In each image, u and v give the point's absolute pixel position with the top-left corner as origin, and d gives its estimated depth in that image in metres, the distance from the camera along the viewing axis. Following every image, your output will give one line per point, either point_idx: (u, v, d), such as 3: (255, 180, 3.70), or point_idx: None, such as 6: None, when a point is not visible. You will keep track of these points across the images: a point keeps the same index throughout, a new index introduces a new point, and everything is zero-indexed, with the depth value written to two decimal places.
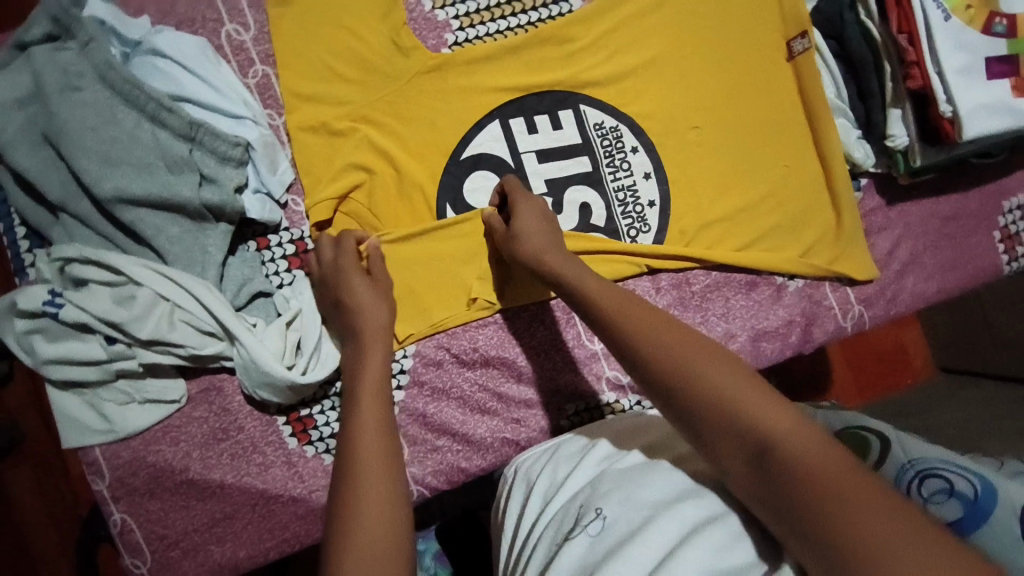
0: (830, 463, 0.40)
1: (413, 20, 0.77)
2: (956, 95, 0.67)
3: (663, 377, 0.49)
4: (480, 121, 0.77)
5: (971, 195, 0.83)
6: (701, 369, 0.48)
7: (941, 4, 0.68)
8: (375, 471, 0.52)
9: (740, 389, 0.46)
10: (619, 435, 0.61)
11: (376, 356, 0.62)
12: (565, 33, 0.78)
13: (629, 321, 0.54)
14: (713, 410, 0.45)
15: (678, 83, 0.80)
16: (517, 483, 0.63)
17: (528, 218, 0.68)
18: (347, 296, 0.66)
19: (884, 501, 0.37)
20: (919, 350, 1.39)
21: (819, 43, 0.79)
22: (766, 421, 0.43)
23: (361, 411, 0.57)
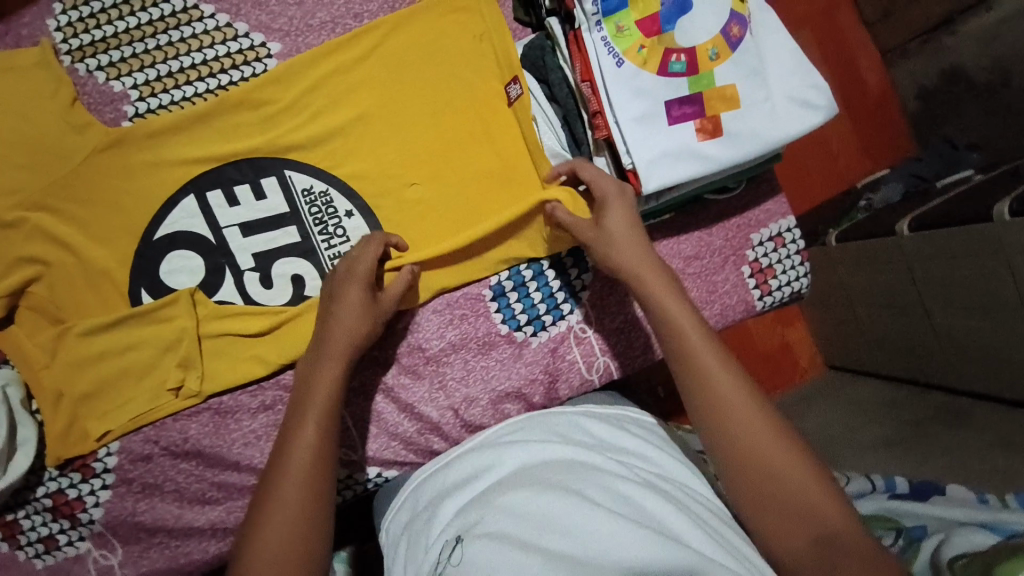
0: (820, 495, 0.50)
1: (86, 93, 0.72)
2: (632, 147, 0.63)
3: (714, 410, 0.56)
4: (171, 198, 0.72)
5: (715, 231, 0.80)
6: (748, 412, 0.55)
7: (613, 48, 0.62)
8: (298, 490, 0.57)
9: (774, 428, 0.54)
10: (507, 430, 0.66)
11: (335, 370, 0.65)
12: (257, 95, 0.72)
13: (701, 373, 0.58)
14: (758, 444, 0.53)
15: (390, 139, 0.75)
16: (404, 506, 0.66)
17: (618, 226, 0.65)
18: (336, 305, 0.67)
19: (846, 531, 0.48)
20: (803, 348, 1.39)
21: (532, 87, 0.76)
22: (771, 445, 0.53)
23: (303, 426, 0.61)
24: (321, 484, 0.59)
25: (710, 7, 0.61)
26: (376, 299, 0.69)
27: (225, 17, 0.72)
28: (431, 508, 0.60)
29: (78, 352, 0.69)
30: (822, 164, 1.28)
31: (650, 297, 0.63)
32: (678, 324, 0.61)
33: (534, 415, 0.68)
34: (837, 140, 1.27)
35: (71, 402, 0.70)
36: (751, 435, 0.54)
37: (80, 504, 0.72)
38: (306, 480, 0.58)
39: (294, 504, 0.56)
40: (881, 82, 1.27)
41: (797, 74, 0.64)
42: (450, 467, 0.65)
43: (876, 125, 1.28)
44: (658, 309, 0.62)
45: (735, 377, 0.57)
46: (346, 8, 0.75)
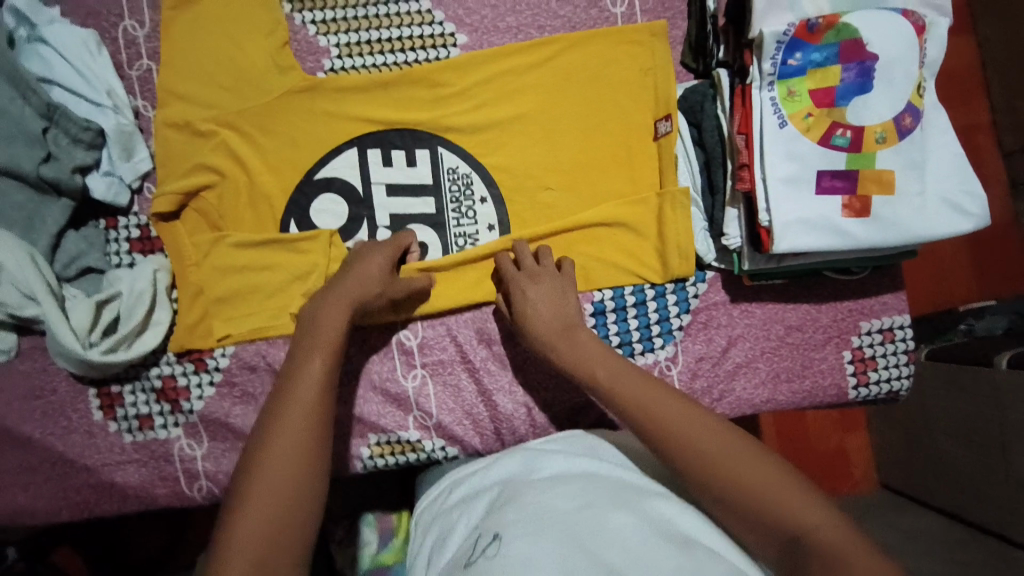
0: (789, 496, 0.50)
1: (296, 41, 0.81)
2: (773, 205, 0.65)
3: (664, 435, 0.57)
4: (338, 146, 0.80)
5: (824, 307, 0.80)
6: (681, 418, 0.57)
7: (780, 110, 0.65)
8: (296, 425, 0.58)
9: (723, 436, 0.56)
10: (551, 444, 0.69)
11: (339, 317, 0.66)
12: (436, 77, 0.80)
13: (655, 408, 0.58)
14: (714, 455, 0.54)
15: (540, 144, 0.81)
16: (446, 485, 0.70)
17: (540, 297, 0.71)
18: (356, 264, 0.71)
19: (818, 530, 0.48)
20: (861, 458, 1.35)
21: (681, 128, 0.80)
22: (727, 457, 0.54)
23: (308, 361, 0.63)
24: (321, 419, 0.60)
25: (888, 93, 0.62)
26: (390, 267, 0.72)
27: (428, 3, 0.81)
28: (470, 501, 0.62)
29: (226, 259, 0.78)
30: (923, 276, 1.25)
31: (571, 347, 0.67)
32: (594, 371, 0.64)
33: (580, 435, 0.71)
34: (946, 256, 1.24)
35: (207, 300, 0.79)
36: (694, 444, 0.55)
37: (186, 392, 0.80)
38: (308, 413, 0.59)
39: (296, 434, 0.57)
40: (1004, 213, 1.24)
41: (960, 176, 0.64)
42: (492, 461, 0.68)
43: (991, 253, 1.24)
44: (575, 357, 0.66)
45: (663, 394, 0.60)
46: (532, 19, 0.82)
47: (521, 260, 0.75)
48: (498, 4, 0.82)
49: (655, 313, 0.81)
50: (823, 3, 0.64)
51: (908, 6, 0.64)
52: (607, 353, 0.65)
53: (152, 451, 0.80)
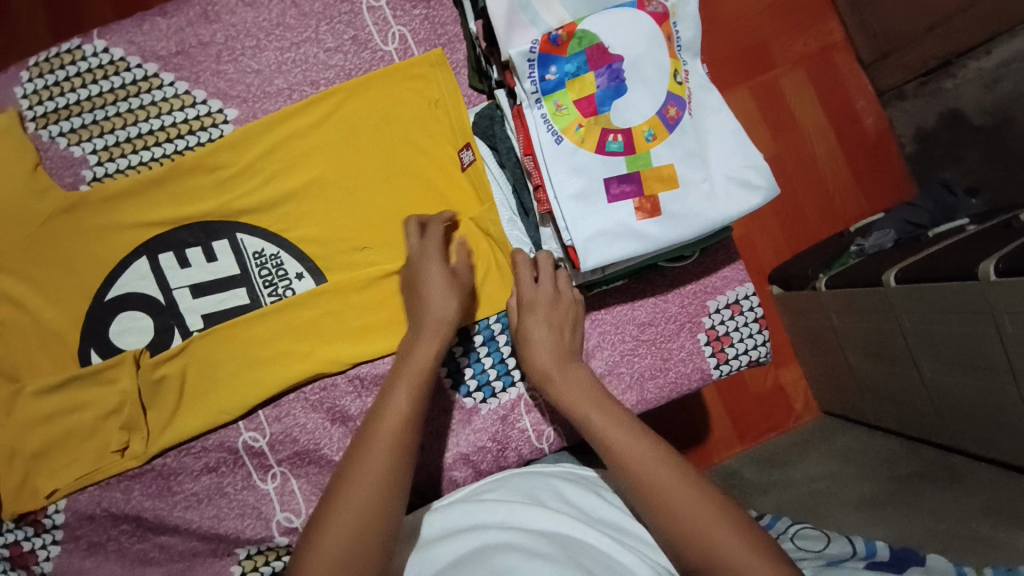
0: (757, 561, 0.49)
1: (48, 158, 0.74)
2: (570, 224, 0.63)
3: (642, 482, 0.56)
4: (123, 260, 0.73)
5: (670, 297, 0.79)
6: (659, 466, 0.57)
7: (552, 126, 0.62)
8: (384, 446, 0.58)
9: (694, 490, 0.54)
10: (502, 490, 0.67)
11: (432, 345, 0.67)
12: (212, 160, 0.74)
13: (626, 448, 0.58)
14: (680, 501, 0.54)
15: (343, 203, 0.76)
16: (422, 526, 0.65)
17: (538, 333, 0.68)
18: (425, 281, 0.70)
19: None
20: (799, 392, 1.35)
21: (485, 153, 0.76)
22: (697, 508, 0.53)
23: (397, 393, 0.63)
24: (405, 434, 0.60)
25: (649, 88, 0.61)
26: (451, 272, 0.71)
27: (185, 84, 0.75)
28: (419, 552, 0.61)
29: (31, 410, 0.71)
30: (814, 203, 1.25)
31: (563, 384, 0.65)
32: (584, 414, 0.62)
33: (528, 475, 0.69)
34: (831, 178, 1.24)
35: (22, 460, 0.71)
36: (663, 495, 0.54)
37: (34, 556, 0.73)
38: (399, 431, 0.60)
39: (378, 458, 0.57)
40: (880, 125, 1.24)
41: (739, 152, 0.63)
42: (436, 510, 0.66)
43: (874, 166, 1.25)
44: (572, 397, 0.64)
45: (635, 439, 0.59)
46: (303, 75, 0.77)
47: (523, 275, 0.70)
48: (261, 67, 0.76)
49: (507, 345, 0.78)
50: (563, 11, 0.62)
51: None
52: (603, 396, 0.64)
53: None
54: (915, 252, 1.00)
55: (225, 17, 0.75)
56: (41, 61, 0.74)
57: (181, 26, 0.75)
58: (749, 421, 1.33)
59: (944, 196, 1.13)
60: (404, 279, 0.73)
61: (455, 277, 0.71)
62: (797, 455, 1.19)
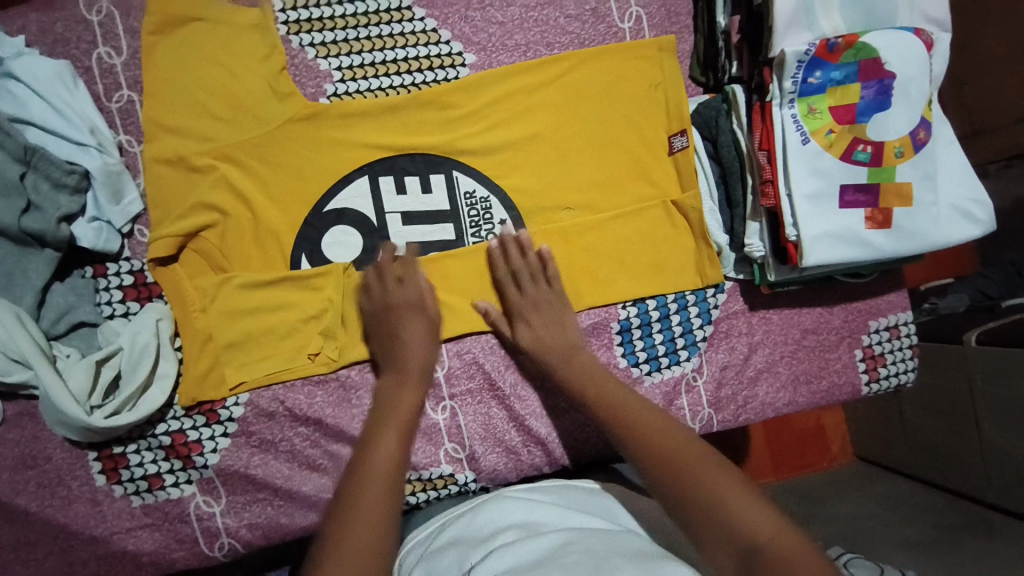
0: (736, 499, 0.49)
1: (294, 65, 0.76)
2: (801, 220, 0.67)
3: (641, 444, 0.58)
4: (348, 175, 0.76)
5: (835, 310, 0.83)
6: (654, 430, 0.59)
7: (801, 126, 0.67)
8: (378, 474, 0.58)
9: (685, 443, 0.57)
10: (532, 490, 0.68)
11: (415, 397, 0.68)
12: (446, 98, 0.77)
13: (626, 421, 0.62)
14: (672, 451, 0.56)
15: (557, 163, 0.80)
16: (442, 522, 0.66)
17: (537, 326, 0.74)
18: (404, 325, 0.72)
19: (772, 534, 0.46)
20: (839, 434, 1.32)
21: (697, 143, 0.80)
22: (686, 457, 0.55)
23: (382, 442, 0.61)
24: (396, 483, 0.58)
25: (905, 109, 0.65)
26: (428, 318, 0.73)
27: (433, 22, 0.78)
28: (463, 542, 0.59)
29: (235, 302, 0.72)
30: None
31: (565, 366, 0.71)
32: (587, 389, 0.68)
33: (571, 487, 0.69)
34: None
35: (216, 347, 0.72)
36: (651, 443, 0.58)
37: (198, 447, 0.73)
38: (386, 479, 0.57)
39: (374, 497, 0.55)
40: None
41: (966, 185, 0.68)
42: (488, 502, 0.64)
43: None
44: (577, 375, 0.70)
45: (631, 404, 0.64)
46: (540, 36, 0.80)
47: (522, 275, 0.75)
48: (505, 20, 0.80)
49: (678, 325, 0.81)
50: (840, 22, 0.66)
51: (913, 25, 0.68)
52: (603, 375, 0.69)
53: (164, 514, 0.73)
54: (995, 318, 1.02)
55: None
56: None
57: None
58: (783, 454, 1.30)
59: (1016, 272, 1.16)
60: (368, 323, 0.74)
61: (427, 325, 0.73)
62: (842, 487, 1.18)
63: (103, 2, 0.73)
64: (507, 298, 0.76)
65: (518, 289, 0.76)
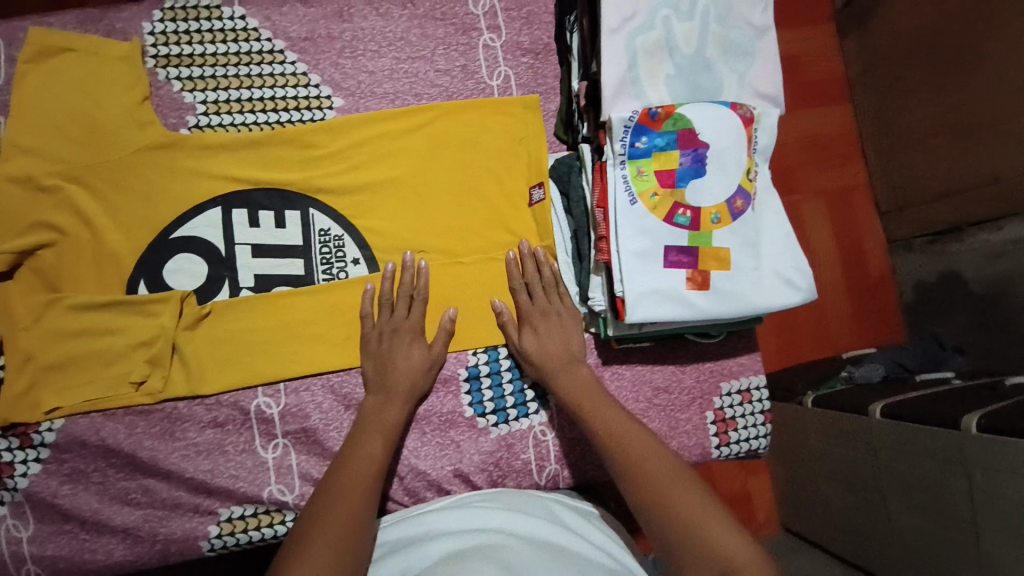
0: (718, 531, 0.57)
1: (158, 96, 0.79)
2: (625, 277, 0.67)
3: (628, 465, 0.64)
4: (200, 205, 0.77)
5: (687, 369, 0.82)
6: (639, 450, 0.65)
7: (630, 187, 0.68)
8: (353, 496, 0.63)
9: (668, 467, 0.63)
10: (492, 497, 0.72)
11: (399, 415, 0.72)
12: (307, 138, 0.79)
13: (617, 438, 0.67)
14: (655, 476, 0.63)
15: (415, 206, 0.81)
16: (400, 522, 0.69)
17: (546, 332, 0.76)
18: (398, 354, 0.75)
19: (744, 561, 0.55)
20: (764, 502, 1.25)
21: (555, 196, 0.82)
22: (666, 481, 0.62)
23: (369, 442, 0.69)
24: (369, 499, 0.64)
25: (723, 178, 0.68)
26: (429, 349, 0.76)
27: (304, 66, 0.81)
28: (409, 547, 0.63)
29: (62, 323, 0.71)
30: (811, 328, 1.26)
31: (565, 380, 0.73)
32: (581, 403, 0.71)
33: (508, 492, 0.73)
34: (829, 308, 1.27)
35: (35, 369, 0.70)
36: (639, 464, 0.64)
37: (8, 469, 0.70)
38: (361, 482, 0.65)
39: (344, 518, 0.61)
40: (880, 269, 1.29)
41: (788, 253, 0.70)
42: (440, 510, 0.68)
43: (868, 302, 1.28)
44: (571, 390, 0.73)
45: (619, 421, 0.68)
46: (410, 86, 0.84)
47: (536, 287, 0.77)
48: (375, 70, 0.83)
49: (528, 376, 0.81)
50: (665, 93, 0.69)
51: (741, 99, 0.71)
52: (598, 391, 0.72)
53: None
54: (896, 394, 0.98)
55: (357, 20, 0.83)
56: (178, 9, 0.80)
57: (316, 19, 0.82)
58: None
59: (934, 347, 1.15)
60: (368, 349, 0.76)
61: (425, 357, 0.75)
62: None
63: None
64: (521, 303, 0.77)
65: (546, 297, 0.77)
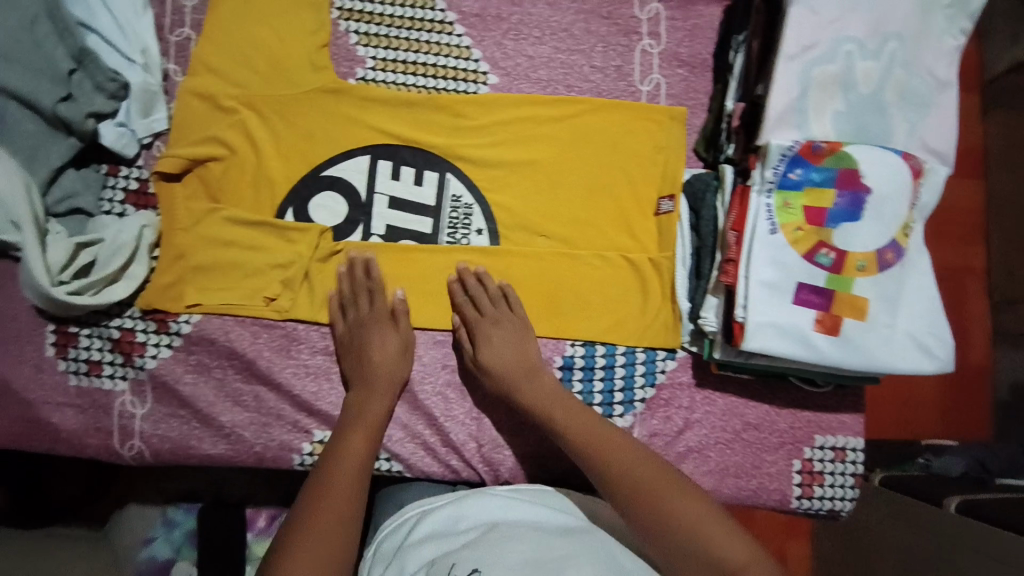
0: (721, 537, 0.59)
1: (336, 45, 0.84)
2: (750, 304, 0.66)
3: (615, 474, 0.66)
4: (352, 150, 0.82)
5: (783, 412, 0.81)
6: (629, 459, 0.66)
7: (773, 216, 0.67)
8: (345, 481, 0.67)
9: (661, 474, 0.65)
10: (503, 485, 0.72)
11: (382, 406, 0.74)
12: (459, 108, 0.83)
13: (602, 449, 0.68)
14: (643, 484, 0.64)
15: (545, 193, 0.83)
16: (423, 505, 0.70)
17: (500, 345, 0.77)
18: (377, 348, 0.76)
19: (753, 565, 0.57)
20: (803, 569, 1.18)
21: (683, 211, 0.82)
22: (662, 487, 0.63)
23: (351, 435, 0.71)
24: (359, 488, 0.68)
25: (875, 226, 0.66)
26: (398, 332, 0.78)
27: (469, 41, 0.85)
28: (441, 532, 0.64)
29: (216, 231, 0.78)
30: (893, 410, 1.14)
31: (532, 390, 0.75)
32: (552, 415, 0.73)
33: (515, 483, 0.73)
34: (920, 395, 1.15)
35: (186, 266, 0.77)
36: (625, 470, 0.65)
37: (141, 349, 0.77)
38: (350, 473, 0.68)
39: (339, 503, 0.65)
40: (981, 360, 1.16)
41: (926, 318, 0.67)
42: (464, 494, 0.69)
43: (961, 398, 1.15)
44: (540, 399, 0.74)
45: (596, 429, 0.70)
46: (563, 77, 0.86)
47: (478, 300, 0.79)
48: (534, 55, 0.86)
49: (621, 378, 0.81)
50: (830, 130, 0.68)
51: (908, 150, 0.69)
52: (569, 402, 0.73)
53: (93, 399, 0.77)
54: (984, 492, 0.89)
55: (527, 6, 0.86)
56: None
57: None
58: None
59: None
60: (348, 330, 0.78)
61: (399, 342, 0.77)
62: None
63: None
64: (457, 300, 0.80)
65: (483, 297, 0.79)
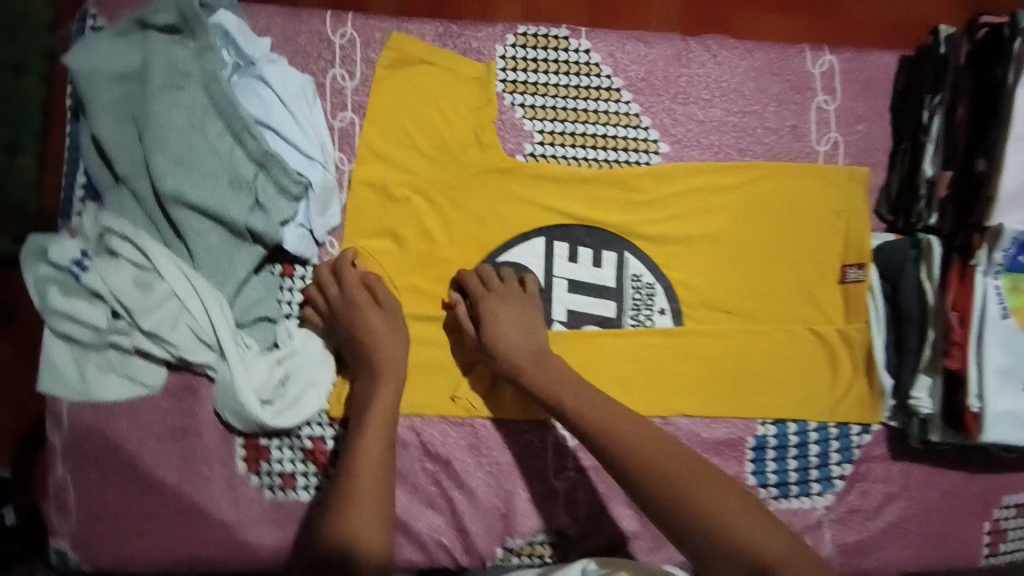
0: (747, 525, 0.51)
1: (501, 121, 0.79)
2: (987, 394, 0.69)
3: (636, 462, 0.58)
4: (527, 233, 0.79)
5: (977, 478, 0.81)
6: (651, 446, 0.59)
7: (1002, 299, 0.71)
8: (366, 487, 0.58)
9: (679, 458, 0.58)
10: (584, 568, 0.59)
11: (391, 396, 0.66)
12: (634, 182, 0.79)
13: (619, 438, 0.60)
14: (658, 467, 0.57)
15: (726, 266, 0.80)
16: None
17: (506, 322, 0.71)
18: (384, 325, 0.70)
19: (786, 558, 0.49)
20: None
21: (873, 280, 0.79)
22: (688, 474, 0.56)
23: (366, 444, 0.61)
24: (385, 490, 0.59)
25: None
26: (385, 308, 0.71)
27: (638, 108, 0.81)
28: None
29: None
30: None
31: (535, 372, 0.68)
32: (561, 394, 0.65)
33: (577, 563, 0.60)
34: None
35: None
36: (647, 459, 0.58)
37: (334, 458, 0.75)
38: (375, 478, 0.59)
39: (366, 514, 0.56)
40: None
41: None
42: None
43: None
44: (544, 380, 0.68)
45: (620, 416, 0.62)
46: (735, 141, 0.82)
47: (476, 281, 0.74)
48: (705, 119, 0.82)
49: (815, 456, 0.79)
50: None
51: None
52: (579, 383, 0.67)
53: (289, 513, 0.75)
54: None
55: (694, 66, 0.82)
56: (530, 35, 0.80)
57: (655, 60, 0.81)
58: None
59: None
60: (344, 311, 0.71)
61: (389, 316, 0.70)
62: None
63: (348, 27, 0.78)
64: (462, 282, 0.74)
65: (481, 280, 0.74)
